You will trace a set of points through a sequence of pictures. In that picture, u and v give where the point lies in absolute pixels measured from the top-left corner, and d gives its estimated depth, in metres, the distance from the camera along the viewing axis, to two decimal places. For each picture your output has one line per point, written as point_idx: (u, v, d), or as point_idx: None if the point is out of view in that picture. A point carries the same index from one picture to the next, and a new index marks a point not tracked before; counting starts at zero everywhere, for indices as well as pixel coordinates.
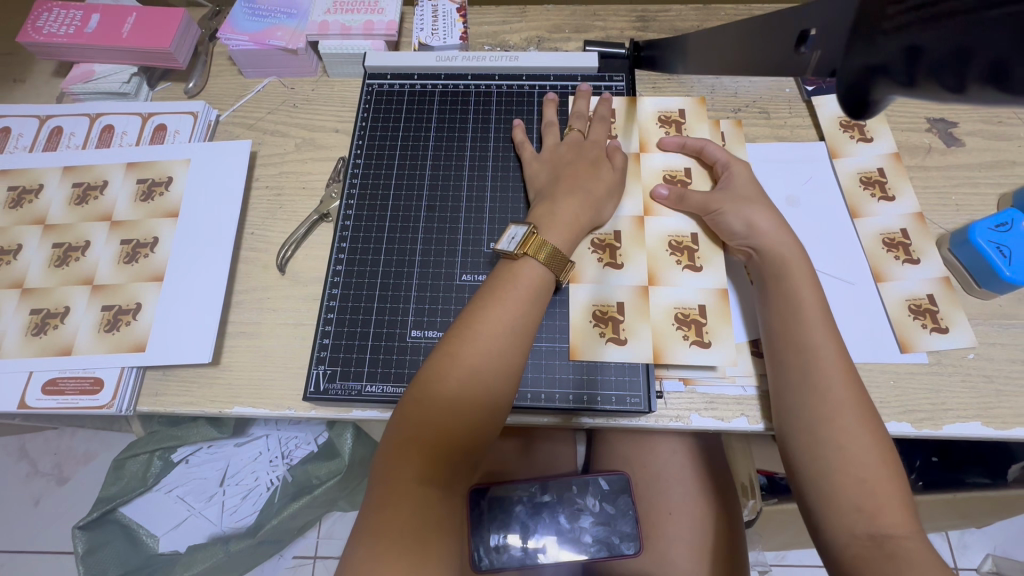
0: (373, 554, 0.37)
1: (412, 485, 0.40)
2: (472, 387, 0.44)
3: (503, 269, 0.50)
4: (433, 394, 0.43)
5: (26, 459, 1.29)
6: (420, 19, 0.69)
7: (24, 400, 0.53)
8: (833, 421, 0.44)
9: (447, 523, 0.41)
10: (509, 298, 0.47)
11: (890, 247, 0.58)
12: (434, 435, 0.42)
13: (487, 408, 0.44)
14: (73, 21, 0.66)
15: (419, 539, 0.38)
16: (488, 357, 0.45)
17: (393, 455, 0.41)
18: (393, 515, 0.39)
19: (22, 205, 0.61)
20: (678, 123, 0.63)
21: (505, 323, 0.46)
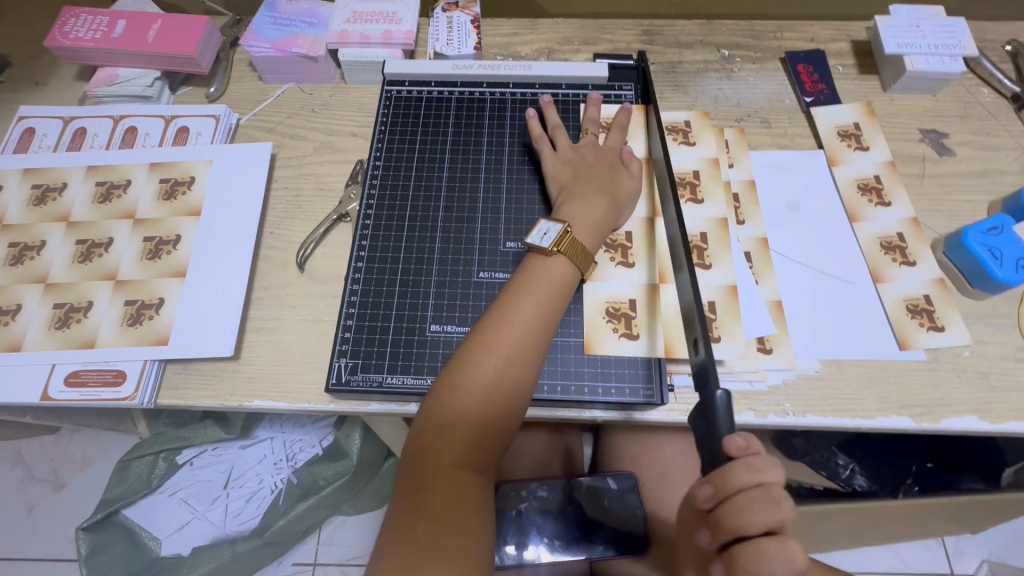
0: (415, 532, 0.39)
1: (450, 470, 0.42)
2: (504, 377, 0.45)
3: (530, 263, 0.52)
4: (465, 382, 0.45)
5: (22, 464, 1.28)
6: (436, 30, 0.72)
7: (46, 392, 0.53)
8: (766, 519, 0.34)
9: (483, 504, 0.43)
10: (536, 291, 0.49)
11: (888, 250, 0.61)
12: (467, 423, 0.44)
13: (518, 396, 0.46)
14: (100, 26, 0.68)
15: (459, 520, 0.41)
16: (518, 348, 0.46)
17: (430, 441, 0.44)
18: (433, 498, 0.41)
19: (46, 203, 0.62)
20: (685, 132, 0.66)
21: (534, 315, 0.48)
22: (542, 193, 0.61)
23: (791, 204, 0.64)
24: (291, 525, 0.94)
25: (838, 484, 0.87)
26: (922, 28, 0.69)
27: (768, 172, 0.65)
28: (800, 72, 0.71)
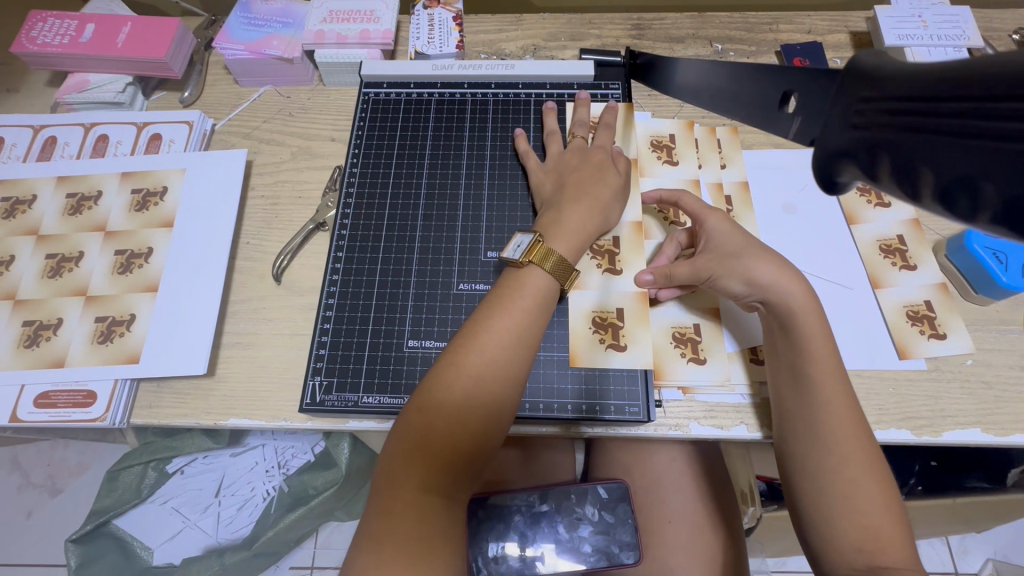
0: (376, 561, 0.37)
1: (416, 495, 0.40)
2: (478, 395, 0.44)
3: (508, 276, 0.50)
4: (438, 401, 0.43)
5: (19, 470, 1.27)
6: (416, 28, 0.69)
7: (16, 413, 0.52)
8: (843, 465, 0.42)
9: (450, 535, 0.40)
10: (515, 304, 0.47)
11: (888, 253, 0.58)
12: (439, 445, 0.42)
13: (492, 416, 0.44)
14: (68, 31, 0.66)
15: (425, 546, 0.38)
16: (494, 365, 0.45)
17: (397, 465, 0.41)
18: (400, 522, 0.39)
19: (15, 216, 0.61)
20: (669, 148, 0.62)
21: (508, 333, 0.46)
22: (526, 199, 0.58)
23: (786, 206, 0.61)
24: (281, 535, 0.94)
25: None
26: (924, 18, 0.65)
27: (763, 173, 0.63)
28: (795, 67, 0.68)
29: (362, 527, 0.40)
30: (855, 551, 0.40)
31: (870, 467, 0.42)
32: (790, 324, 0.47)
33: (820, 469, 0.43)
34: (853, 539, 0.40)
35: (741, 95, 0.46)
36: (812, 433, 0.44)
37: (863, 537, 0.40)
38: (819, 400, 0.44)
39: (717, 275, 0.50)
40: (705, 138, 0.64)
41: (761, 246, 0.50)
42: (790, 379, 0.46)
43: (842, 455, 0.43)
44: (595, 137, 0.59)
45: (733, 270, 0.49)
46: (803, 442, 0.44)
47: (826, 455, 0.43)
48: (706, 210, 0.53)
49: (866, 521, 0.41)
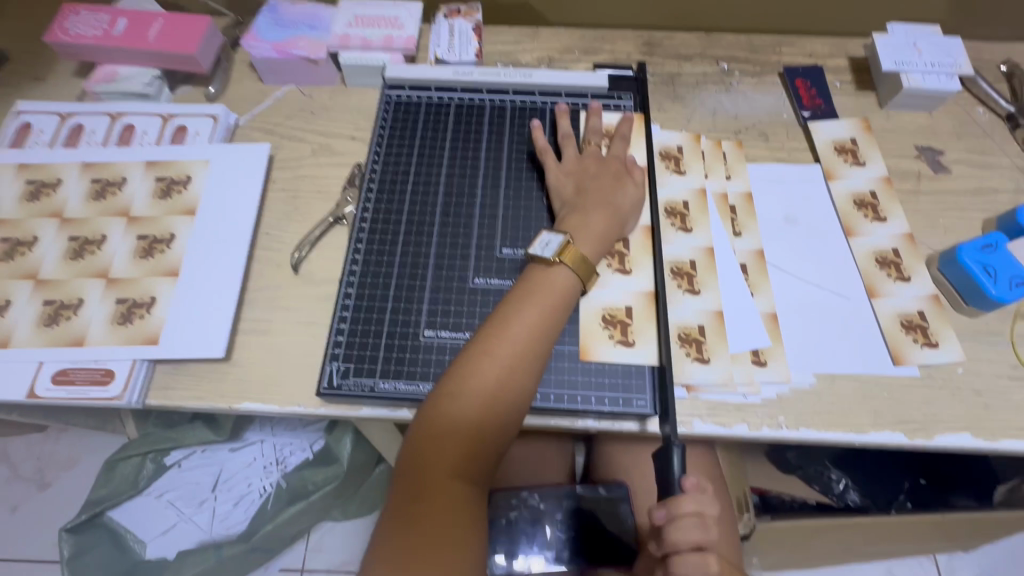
0: (410, 543, 0.41)
1: (447, 480, 0.43)
2: (505, 385, 0.46)
3: (533, 271, 0.52)
4: (467, 389, 0.45)
5: (7, 462, 1.26)
6: (437, 36, 0.73)
7: (33, 389, 0.53)
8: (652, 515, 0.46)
9: (476, 517, 0.44)
10: (541, 299, 0.50)
11: (883, 265, 0.61)
12: (467, 432, 0.45)
13: (517, 405, 0.46)
14: (101, 23, 0.68)
15: (456, 528, 0.42)
16: (519, 358, 0.47)
17: (427, 450, 0.44)
18: (430, 505, 0.42)
19: (41, 199, 0.62)
20: (677, 158, 0.65)
21: (536, 327, 0.48)
22: (542, 199, 0.61)
23: (787, 217, 0.64)
24: (281, 528, 0.96)
25: (831, 499, 0.88)
26: (918, 46, 0.69)
27: (766, 185, 0.66)
28: (797, 87, 0.72)
29: (392, 504, 0.44)
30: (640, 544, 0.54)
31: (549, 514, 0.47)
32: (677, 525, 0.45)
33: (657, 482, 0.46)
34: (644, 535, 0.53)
35: None
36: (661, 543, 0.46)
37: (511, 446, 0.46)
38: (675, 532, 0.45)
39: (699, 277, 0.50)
40: (711, 150, 0.67)
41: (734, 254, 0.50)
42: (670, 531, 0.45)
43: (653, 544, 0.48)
44: (610, 146, 0.62)
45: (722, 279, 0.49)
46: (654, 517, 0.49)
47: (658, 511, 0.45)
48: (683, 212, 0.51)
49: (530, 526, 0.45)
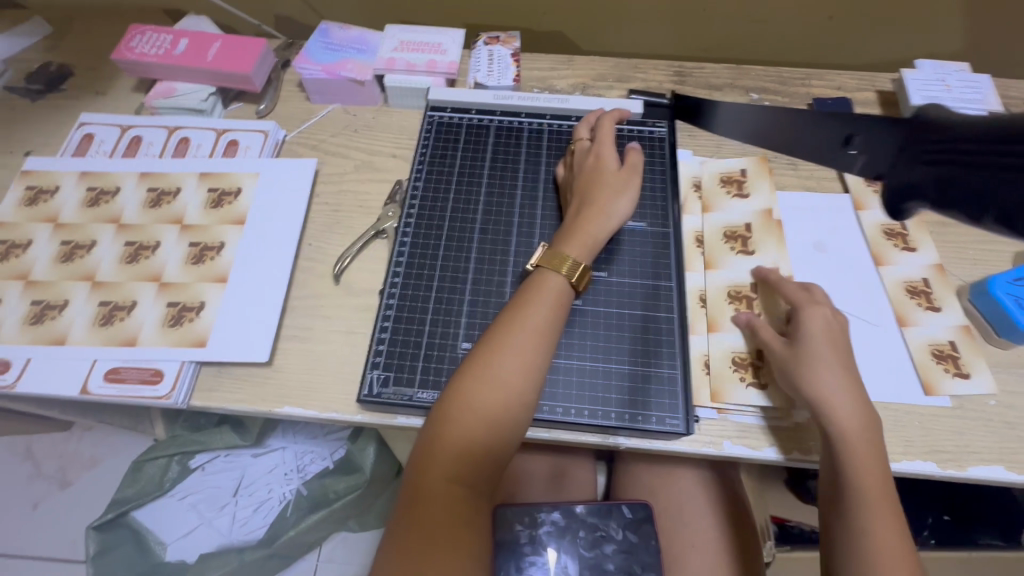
0: (405, 547, 0.42)
1: (441, 484, 0.44)
2: (506, 394, 0.47)
3: (532, 282, 0.53)
4: (470, 399, 0.47)
5: (31, 460, 1.28)
6: (476, 61, 0.76)
7: (87, 386, 0.55)
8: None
9: (474, 523, 0.44)
10: (540, 308, 0.51)
11: (913, 294, 0.61)
12: (469, 440, 0.46)
13: (517, 413, 0.47)
14: (163, 43, 0.73)
15: (451, 534, 0.42)
16: (519, 366, 0.48)
17: (431, 460, 0.45)
18: (435, 513, 0.43)
19: (99, 205, 0.66)
20: (739, 183, 0.67)
21: (527, 332, 0.50)
22: None
23: (816, 245, 0.65)
24: (300, 535, 0.96)
25: None
26: (947, 82, 0.71)
27: (796, 214, 0.67)
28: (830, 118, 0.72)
29: (397, 515, 0.44)
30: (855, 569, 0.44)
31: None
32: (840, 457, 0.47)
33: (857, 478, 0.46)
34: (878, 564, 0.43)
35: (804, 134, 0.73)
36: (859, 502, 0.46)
37: (870, 495, 0.46)
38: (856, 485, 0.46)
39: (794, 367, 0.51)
40: (749, 179, 0.68)
41: (842, 361, 0.51)
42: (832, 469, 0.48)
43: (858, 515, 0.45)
44: (595, 136, 0.64)
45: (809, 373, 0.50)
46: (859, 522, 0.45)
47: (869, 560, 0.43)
48: (808, 302, 0.54)
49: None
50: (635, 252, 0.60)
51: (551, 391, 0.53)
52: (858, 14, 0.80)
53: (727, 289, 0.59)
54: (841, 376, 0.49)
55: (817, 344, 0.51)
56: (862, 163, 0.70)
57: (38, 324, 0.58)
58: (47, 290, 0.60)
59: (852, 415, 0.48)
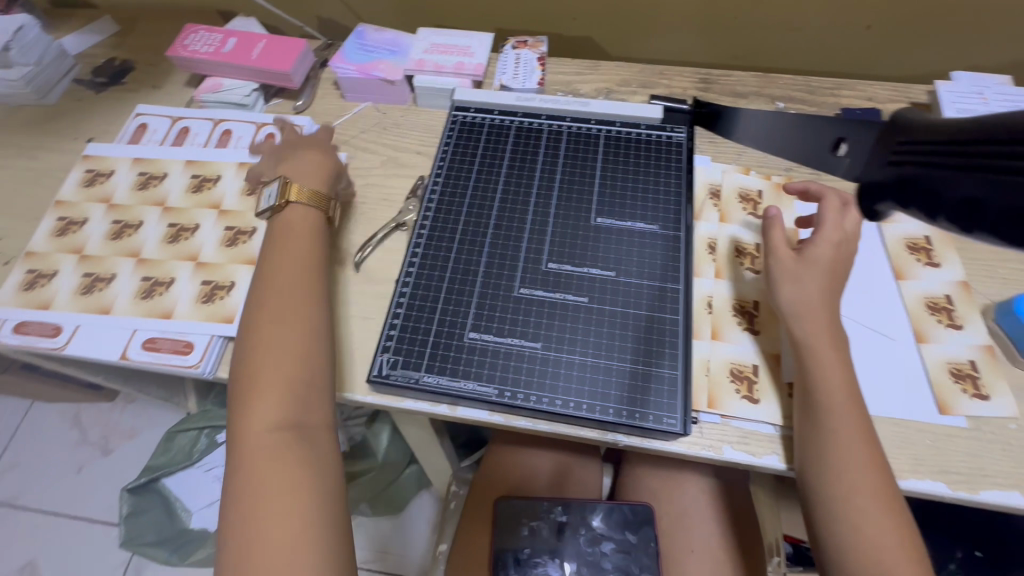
0: (251, 505, 0.45)
1: (263, 436, 0.48)
2: (281, 343, 0.51)
3: (277, 223, 0.60)
4: (264, 336, 0.52)
5: (78, 426, 1.37)
6: (503, 64, 0.78)
7: (126, 352, 0.60)
8: (856, 491, 0.48)
9: (313, 477, 0.47)
10: (295, 249, 0.57)
11: (933, 310, 0.60)
12: (274, 382, 0.50)
13: (322, 353, 0.52)
14: (214, 41, 0.78)
15: (290, 484, 0.46)
16: (304, 309, 0.54)
17: (243, 400, 0.49)
18: (257, 455, 0.47)
19: (148, 188, 0.71)
20: (756, 202, 0.67)
21: (300, 284, 0.55)
22: (584, 217, 0.64)
23: None
24: None
25: None
26: (985, 95, 0.69)
27: None
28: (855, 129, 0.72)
29: (230, 460, 0.48)
30: (833, 517, 0.48)
31: (880, 496, 0.48)
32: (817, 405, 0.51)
33: (829, 397, 0.50)
34: (851, 519, 0.48)
35: (799, 138, 0.71)
36: (835, 456, 0.49)
37: (846, 445, 0.49)
38: (832, 437, 0.49)
39: (781, 283, 0.55)
40: (771, 191, 0.68)
41: (834, 279, 0.55)
42: (804, 409, 0.51)
43: (840, 468, 0.49)
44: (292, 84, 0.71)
45: (796, 283, 0.54)
46: (828, 470, 0.49)
47: (838, 481, 0.48)
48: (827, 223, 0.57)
49: (903, 527, 0.47)
50: (643, 253, 0.61)
51: (551, 383, 0.54)
52: (894, 24, 0.79)
53: (730, 303, 0.60)
54: (823, 293, 0.54)
55: (818, 260, 0.55)
56: (847, 168, 0.67)
57: (88, 294, 0.64)
58: (97, 265, 0.66)
59: (835, 367, 0.51)
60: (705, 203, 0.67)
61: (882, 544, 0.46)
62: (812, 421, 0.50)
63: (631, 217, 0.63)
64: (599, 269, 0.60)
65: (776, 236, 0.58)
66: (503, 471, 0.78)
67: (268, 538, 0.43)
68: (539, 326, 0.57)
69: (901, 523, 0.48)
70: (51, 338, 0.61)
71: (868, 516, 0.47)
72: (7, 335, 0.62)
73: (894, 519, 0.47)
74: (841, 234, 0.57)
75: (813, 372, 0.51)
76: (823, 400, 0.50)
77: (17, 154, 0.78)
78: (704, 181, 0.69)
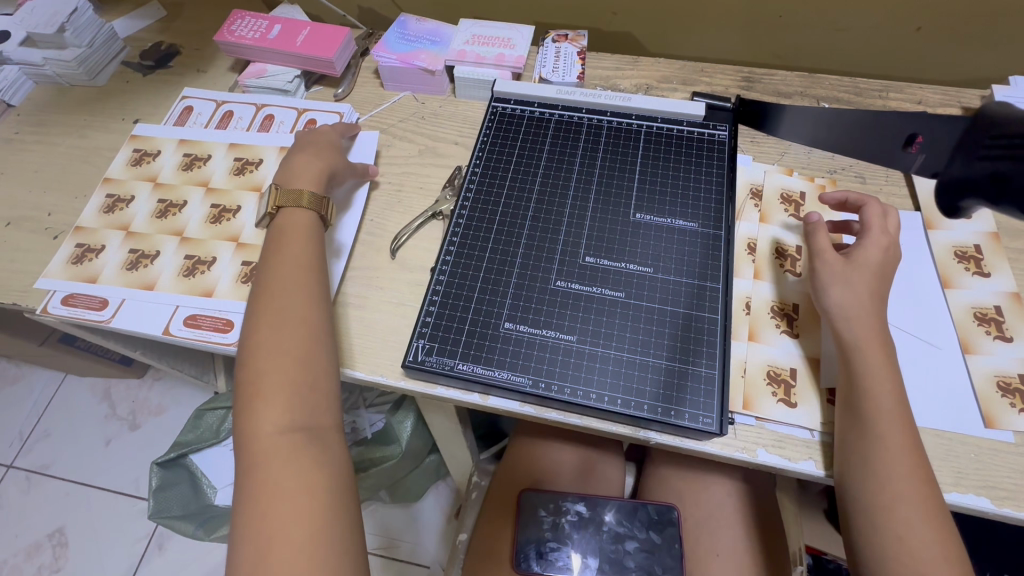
0: (263, 505, 0.45)
1: (273, 437, 0.48)
2: (291, 343, 0.52)
3: (276, 227, 0.60)
4: (263, 340, 0.52)
5: (108, 401, 1.41)
6: (543, 58, 0.78)
7: (168, 328, 0.61)
8: (899, 500, 0.47)
9: (323, 476, 0.47)
10: (295, 251, 0.58)
11: (981, 321, 0.58)
12: (275, 385, 0.50)
13: (321, 355, 0.53)
14: (260, 28, 0.80)
15: (304, 485, 0.46)
16: (302, 311, 0.54)
17: (247, 406, 0.50)
18: (267, 459, 0.47)
19: (192, 169, 0.73)
20: (798, 204, 0.66)
21: (301, 285, 0.56)
22: (620, 213, 0.63)
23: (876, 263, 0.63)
24: None
25: None
26: None
27: None
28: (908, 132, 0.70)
29: (240, 468, 0.48)
30: (874, 527, 0.48)
31: (924, 507, 0.47)
32: (863, 412, 0.50)
33: (874, 403, 0.49)
34: (894, 530, 0.47)
35: (857, 142, 0.71)
36: (879, 464, 0.48)
37: (891, 454, 0.48)
38: (878, 444, 0.48)
39: (828, 285, 0.55)
40: (813, 193, 0.66)
41: (882, 287, 0.54)
42: (848, 415, 0.51)
43: (885, 476, 0.48)
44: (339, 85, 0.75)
45: (844, 288, 0.54)
46: (871, 479, 0.48)
47: (880, 490, 0.48)
48: (874, 227, 0.57)
49: (948, 540, 0.46)
50: (681, 250, 0.60)
51: (586, 377, 0.54)
52: (949, 27, 0.76)
53: (768, 305, 0.60)
54: (873, 297, 0.53)
55: (867, 262, 0.55)
56: (922, 161, 0.68)
57: (133, 270, 0.66)
58: (143, 241, 0.68)
59: (882, 373, 0.50)
60: (745, 203, 0.66)
61: (924, 556, 0.45)
62: (857, 428, 0.49)
63: (670, 214, 0.63)
64: (637, 265, 0.60)
65: (821, 239, 0.57)
66: (527, 464, 0.78)
67: (286, 538, 0.44)
68: (574, 320, 0.57)
69: (946, 536, 0.46)
70: (97, 311, 0.63)
71: (911, 529, 0.46)
72: (56, 305, 0.64)
73: (939, 532, 0.46)
74: (888, 238, 0.57)
75: (859, 378, 0.51)
76: (871, 408, 0.49)
77: (68, 133, 0.80)
78: (743, 181, 0.68)
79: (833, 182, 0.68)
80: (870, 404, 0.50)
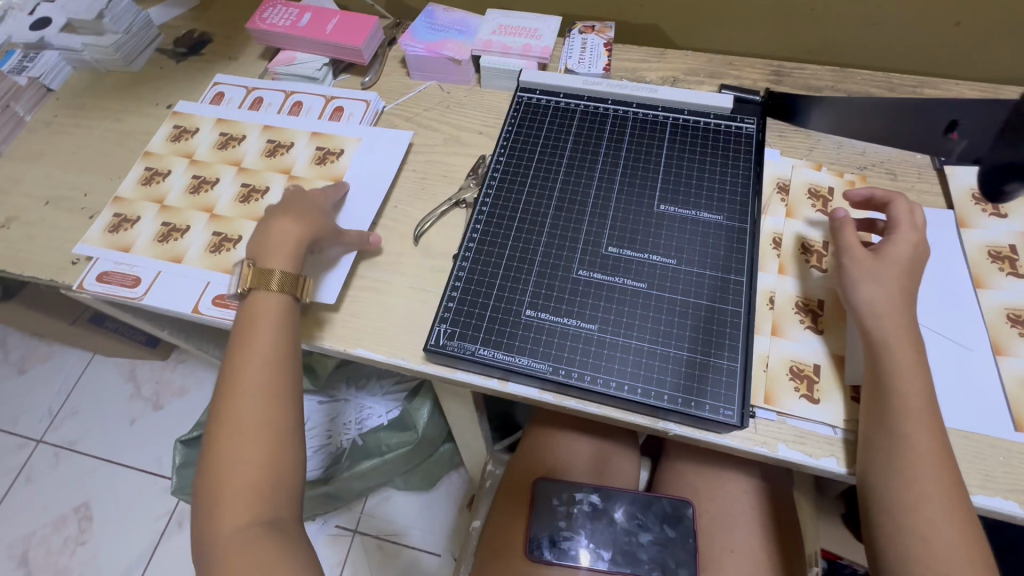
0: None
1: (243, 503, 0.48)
2: (264, 411, 0.52)
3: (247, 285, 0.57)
4: (235, 405, 0.52)
5: (133, 381, 1.45)
6: (569, 50, 0.78)
7: (198, 306, 0.63)
8: (924, 498, 0.46)
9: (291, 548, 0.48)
10: (265, 346, 0.54)
11: (1015, 323, 0.56)
12: (238, 496, 0.49)
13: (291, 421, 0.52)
14: (291, 16, 0.81)
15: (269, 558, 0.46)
16: (270, 416, 0.52)
17: (216, 472, 0.50)
18: (234, 531, 0.47)
19: (227, 148, 0.75)
20: (827, 199, 0.65)
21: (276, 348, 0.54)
22: (642, 207, 0.63)
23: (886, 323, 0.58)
24: (352, 481, 1.01)
25: None
26: None
27: None
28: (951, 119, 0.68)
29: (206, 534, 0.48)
30: (898, 526, 0.47)
31: (949, 507, 0.46)
32: (889, 407, 0.49)
33: (902, 400, 0.49)
34: (918, 528, 0.46)
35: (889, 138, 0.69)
36: (905, 461, 0.47)
37: (918, 451, 0.47)
38: (904, 441, 0.47)
39: (856, 279, 0.54)
40: (842, 188, 0.65)
41: (911, 285, 0.53)
42: (874, 410, 0.50)
43: (910, 474, 0.47)
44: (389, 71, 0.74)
45: (873, 283, 0.53)
46: (895, 476, 0.47)
47: (906, 488, 0.47)
48: (905, 229, 0.56)
49: (973, 541, 0.46)
50: (706, 242, 0.60)
51: (606, 366, 0.54)
52: (988, 22, 0.74)
53: (793, 299, 0.59)
54: (904, 294, 0.52)
55: (896, 257, 0.54)
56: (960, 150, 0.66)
57: (164, 242, 0.67)
58: (175, 215, 0.70)
59: (910, 370, 0.50)
60: (771, 198, 0.65)
61: (949, 558, 0.45)
62: (883, 424, 0.49)
63: (694, 207, 0.62)
64: (658, 257, 0.60)
65: (848, 235, 0.56)
66: (541, 453, 0.78)
67: None
68: (595, 308, 0.57)
69: (971, 538, 0.46)
70: (131, 288, 0.65)
71: (936, 529, 0.45)
72: (92, 282, 0.66)
73: (964, 533, 0.46)
74: (918, 234, 0.55)
75: (887, 373, 0.50)
76: (898, 404, 0.49)
77: (104, 117, 0.83)
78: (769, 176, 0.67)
79: (864, 177, 0.67)
80: (897, 400, 0.49)
